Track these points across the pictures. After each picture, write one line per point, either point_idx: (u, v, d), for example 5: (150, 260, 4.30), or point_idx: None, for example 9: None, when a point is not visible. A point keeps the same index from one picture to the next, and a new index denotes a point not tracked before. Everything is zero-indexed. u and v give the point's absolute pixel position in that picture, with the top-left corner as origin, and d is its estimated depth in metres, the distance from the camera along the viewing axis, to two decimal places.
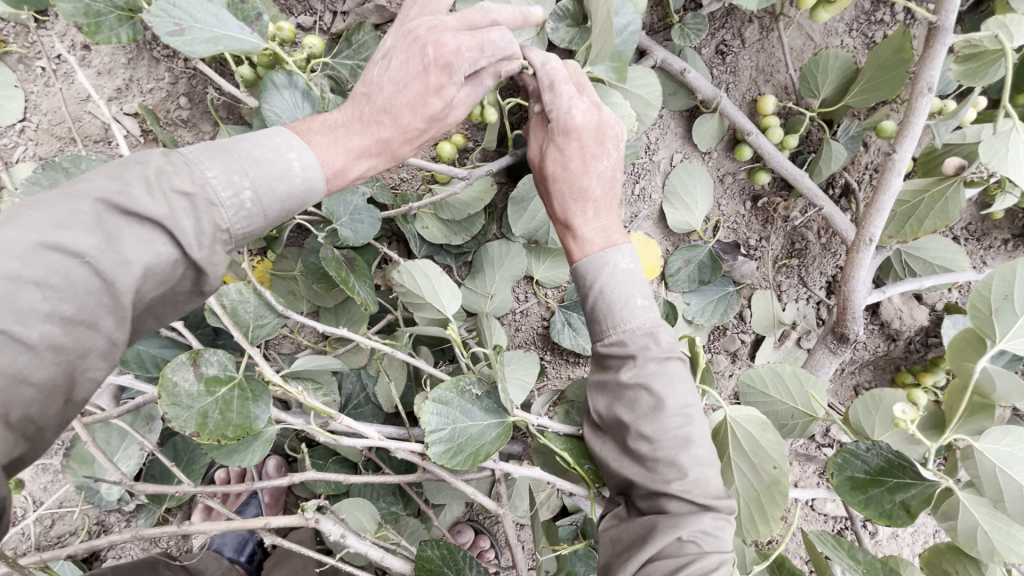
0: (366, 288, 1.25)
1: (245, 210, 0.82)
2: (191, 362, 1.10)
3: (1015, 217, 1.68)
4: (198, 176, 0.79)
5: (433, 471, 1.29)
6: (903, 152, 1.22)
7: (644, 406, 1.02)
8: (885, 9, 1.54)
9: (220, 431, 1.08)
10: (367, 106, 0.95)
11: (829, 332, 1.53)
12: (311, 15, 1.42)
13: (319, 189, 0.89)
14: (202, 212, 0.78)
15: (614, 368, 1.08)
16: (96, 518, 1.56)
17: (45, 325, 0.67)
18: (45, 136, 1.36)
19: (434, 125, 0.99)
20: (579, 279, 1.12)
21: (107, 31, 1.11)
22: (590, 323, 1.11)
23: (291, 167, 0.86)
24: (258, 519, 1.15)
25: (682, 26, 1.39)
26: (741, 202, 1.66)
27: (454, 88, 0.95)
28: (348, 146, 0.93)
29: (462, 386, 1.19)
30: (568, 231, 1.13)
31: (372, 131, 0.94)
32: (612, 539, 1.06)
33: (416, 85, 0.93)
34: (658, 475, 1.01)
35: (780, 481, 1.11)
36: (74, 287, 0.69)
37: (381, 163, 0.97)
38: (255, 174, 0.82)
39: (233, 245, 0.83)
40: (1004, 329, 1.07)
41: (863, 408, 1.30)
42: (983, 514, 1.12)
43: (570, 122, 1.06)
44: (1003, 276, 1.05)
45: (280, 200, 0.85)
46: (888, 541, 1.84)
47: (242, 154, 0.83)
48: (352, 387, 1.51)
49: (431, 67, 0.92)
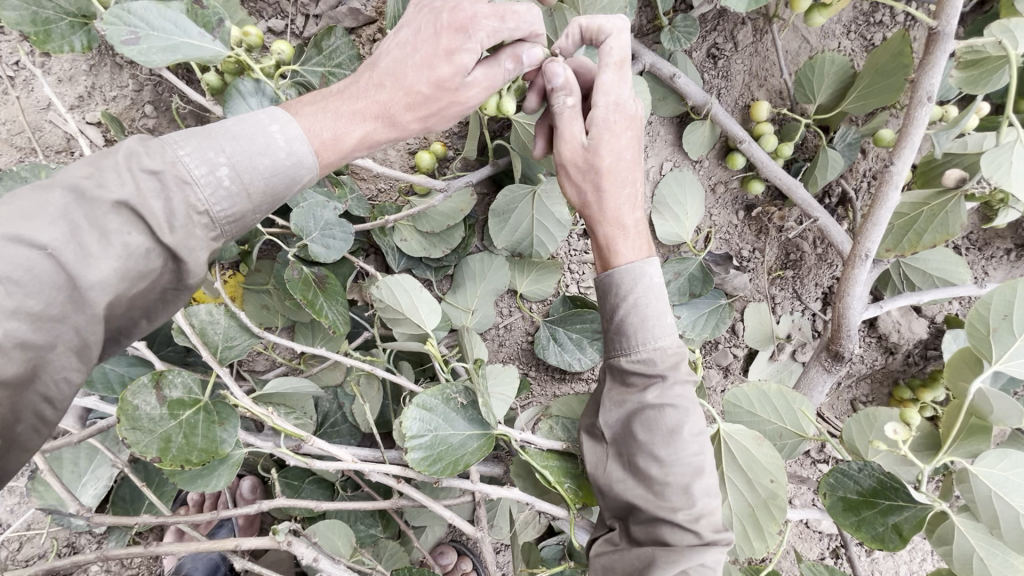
0: (338, 308, 1.19)
1: (224, 188, 0.75)
2: (153, 384, 1.04)
3: (1019, 227, 1.62)
4: (169, 154, 0.73)
5: (410, 495, 1.22)
6: (901, 164, 1.16)
7: (664, 427, 0.95)
8: (884, 11, 1.47)
9: (184, 457, 1.01)
10: (367, 76, 0.85)
11: (824, 349, 1.46)
12: (282, 19, 1.35)
13: (310, 163, 0.80)
14: (172, 192, 0.72)
15: (635, 390, 1.00)
16: (65, 540, 1.51)
17: (9, 322, 0.63)
18: (4, 147, 1.30)
19: (444, 94, 0.85)
20: (621, 285, 1.00)
21: (59, 40, 1.05)
22: (619, 335, 1.00)
23: (274, 142, 0.78)
24: (227, 542, 1.10)
25: (672, 29, 1.33)
26: (733, 212, 1.60)
27: (469, 54, 0.83)
28: (338, 113, 0.83)
29: (447, 394, 1.13)
30: (615, 229, 1.01)
31: (372, 95, 0.83)
32: (603, 567, 0.98)
33: (424, 48, 0.83)
34: (666, 501, 0.94)
35: (778, 494, 1.06)
36: (40, 282, 0.65)
37: (380, 129, 0.84)
38: (232, 149, 0.76)
39: (215, 230, 0.76)
40: (1001, 351, 1.01)
41: (857, 426, 1.25)
42: (979, 540, 1.07)
43: (623, 109, 0.97)
44: (1001, 294, 0.99)
45: (263, 175, 0.77)
46: (885, 560, 1.78)
47: (219, 131, 0.76)
48: (329, 406, 1.44)
49: (443, 31, 0.82)
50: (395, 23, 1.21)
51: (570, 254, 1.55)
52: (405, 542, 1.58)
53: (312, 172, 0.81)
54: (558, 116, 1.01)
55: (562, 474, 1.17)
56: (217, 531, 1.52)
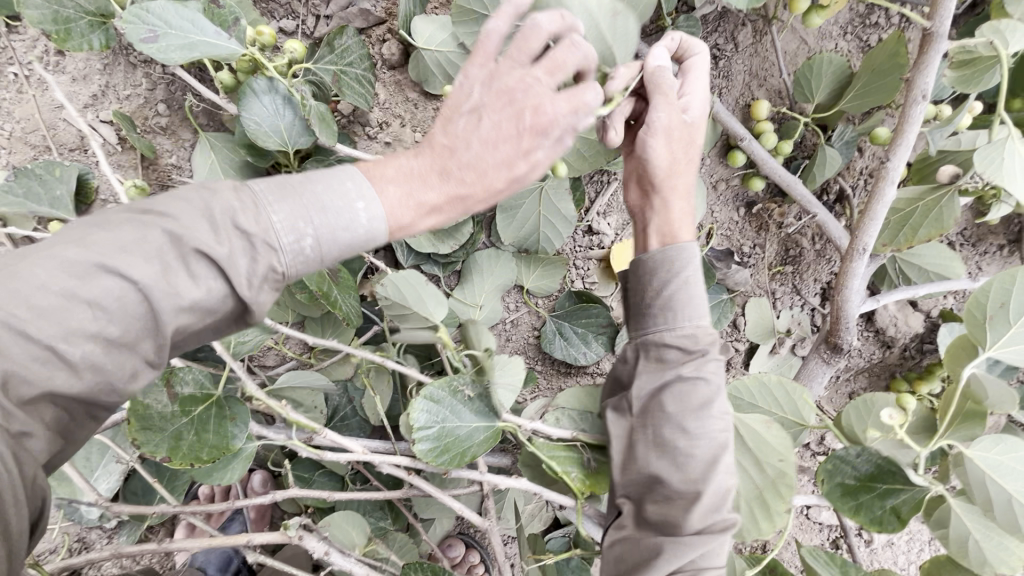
0: (351, 301, 1.23)
1: (304, 256, 0.74)
2: (165, 383, 1.03)
3: (1010, 223, 1.67)
4: (265, 217, 0.72)
5: (420, 488, 1.23)
6: (897, 160, 1.19)
7: (696, 401, 0.97)
8: (879, 13, 1.52)
9: (194, 455, 1.01)
10: (447, 159, 0.78)
11: (822, 342, 1.49)
12: (293, 19, 1.37)
13: (382, 243, 0.78)
14: (259, 255, 0.71)
15: (672, 364, 1.00)
16: (77, 536, 1.52)
17: (85, 345, 0.63)
18: (18, 144, 1.32)
19: (516, 187, 0.81)
20: (677, 261, 0.99)
21: (78, 38, 1.07)
22: (665, 309, 0.99)
23: (356, 219, 0.75)
24: (241, 535, 1.11)
25: (676, 30, 1.38)
26: (734, 209, 1.64)
27: (543, 152, 0.80)
28: (421, 199, 0.78)
29: (454, 386, 1.15)
30: (676, 210, 1.02)
31: (451, 183, 0.78)
32: (615, 558, 1.00)
33: (504, 147, 0.77)
34: (688, 476, 0.95)
35: (787, 473, 1.09)
36: (124, 312, 0.65)
37: (453, 216, 0.80)
38: (321, 222, 0.74)
39: (284, 285, 0.75)
40: (996, 337, 1.05)
41: (856, 413, 1.27)
42: (975, 523, 1.10)
43: (703, 110, 1.06)
44: (1000, 283, 1.02)
45: (341, 249, 0.76)
46: (883, 550, 1.82)
47: (312, 198, 0.74)
48: (339, 400, 1.46)
49: (524, 134, 0.77)
50: (406, 24, 1.26)
51: (576, 250, 1.58)
52: (414, 534, 1.60)
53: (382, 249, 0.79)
54: (654, 88, 1.00)
55: (572, 465, 1.19)
56: (227, 525, 1.53)
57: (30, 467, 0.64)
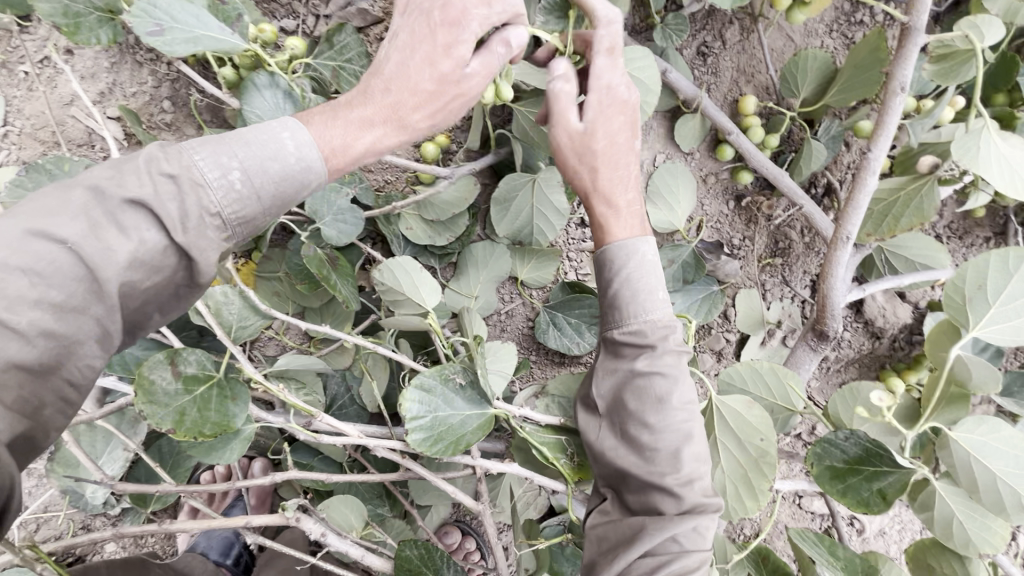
0: (350, 287, 1.26)
1: (235, 191, 0.80)
2: (169, 360, 1.02)
3: (996, 215, 1.71)
4: (186, 158, 0.79)
5: (414, 471, 1.25)
6: (877, 151, 1.24)
7: (652, 395, 0.99)
8: (864, 11, 1.58)
9: (196, 429, 0.99)
10: (373, 81, 0.91)
11: (809, 331, 1.53)
12: (294, 19, 1.42)
13: (318, 169, 0.87)
14: (186, 195, 0.77)
15: (627, 359, 1.03)
16: (82, 522, 1.56)
17: (31, 312, 0.69)
18: (28, 140, 1.37)
19: (447, 88, 0.92)
20: (613, 262, 1.04)
21: (87, 33, 1.12)
22: (612, 308, 1.04)
23: (284, 147, 0.84)
24: (240, 518, 1.14)
25: (664, 26, 1.41)
26: (724, 202, 1.68)
27: (465, 45, 0.90)
28: (348, 122, 0.89)
29: (445, 374, 1.16)
30: (608, 209, 1.05)
31: (380, 100, 0.90)
32: (597, 538, 1.04)
33: (423, 49, 0.90)
34: (654, 466, 0.98)
35: (768, 452, 1.12)
36: (61, 273, 0.71)
37: (390, 132, 0.91)
38: (244, 155, 0.81)
39: (228, 231, 0.81)
40: (977, 318, 1.07)
41: (842, 401, 1.31)
42: (959, 505, 1.12)
43: (615, 94, 1.04)
44: (975, 267, 1.07)
45: (274, 179, 0.83)
46: (875, 539, 1.86)
47: (234, 137, 0.82)
48: (337, 388, 1.49)
49: (438, 29, 0.89)
50: None
51: (569, 242, 1.62)
52: (411, 522, 1.63)
53: (321, 177, 0.87)
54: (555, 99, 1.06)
55: (563, 448, 1.20)
56: (230, 511, 1.58)
57: None
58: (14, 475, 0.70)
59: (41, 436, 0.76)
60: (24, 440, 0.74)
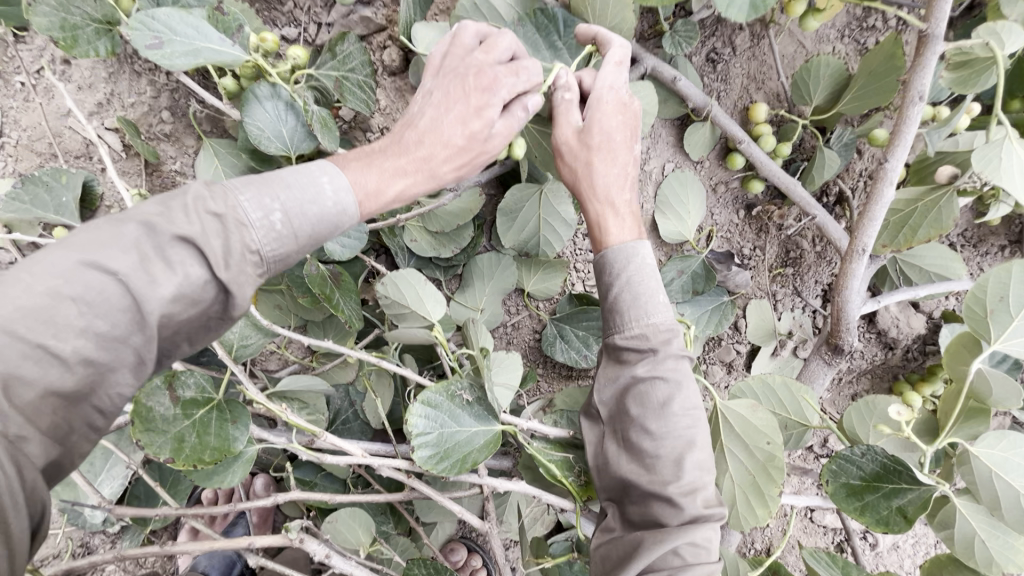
0: (352, 304, 1.24)
1: (276, 232, 0.78)
2: (167, 386, 0.97)
3: (1011, 223, 1.67)
4: (231, 198, 0.76)
5: (421, 491, 1.21)
6: (895, 161, 1.20)
7: (653, 400, 0.94)
8: (877, 16, 1.54)
9: (196, 456, 0.95)
10: (406, 133, 0.92)
11: (823, 343, 1.49)
12: (296, 27, 1.39)
13: (353, 213, 0.85)
14: (231, 233, 0.74)
15: (629, 364, 0.98)
16: (80, 540, 1.53)
17: (77, 341, 0.66)
18: (24, 152, 1.34)
19: (474, 146, 0.93)
20: (614, 265, 0.99)
21: (85, 45, 1.10)
22: (612, 313, 0.99)
23: (322, 192, 0.82)
24: (243, 539, 1.10)
25: (673, 34, 1.38)
26: (734, 211, 1.65)
27: (494, 108, 0.92)
28: (382, 169, 0.89)
29: (452, 391, 1.11)
30: (605, 210, 1.01)
31: (413, 152, 0.90)
32: (602, 557, 0.99)
33: (457, 107, 0.91)
34: (656, 475, 0.93)
35: (777, 456, 1.07)
36: (108, 304, 0.67)
37: (420, 181, 0.91)
38: (286, 198, 0.79)
39: (265, 269, 0.78)
40: (1000, 330, 1.04)
41: (857, 414, 1.28)
42: (981, 522, 1.09)
43: (617, 96, 1.03)
44: (998, 276, 1.03)
45: (312, 222, 0.81)
46: (888, 553, 1.83)
47: (277, 180, 0.80)
48: (340, 403, 1.46)
49: (471, 91, 0.91)
50: (406, 31, 1.22)
51: (576, 253, 1.58)
52: (417, 539, 1.60)
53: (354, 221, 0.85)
54: (555, 106, 1.06)
55: (570, 467, 1.16)
56: (231, 529, 1.55)
57: (28, 473, 0.65)
58: (45, 500, 0.67)
59: (68, 461, 0.71)
60: (57, 465, 0.70)
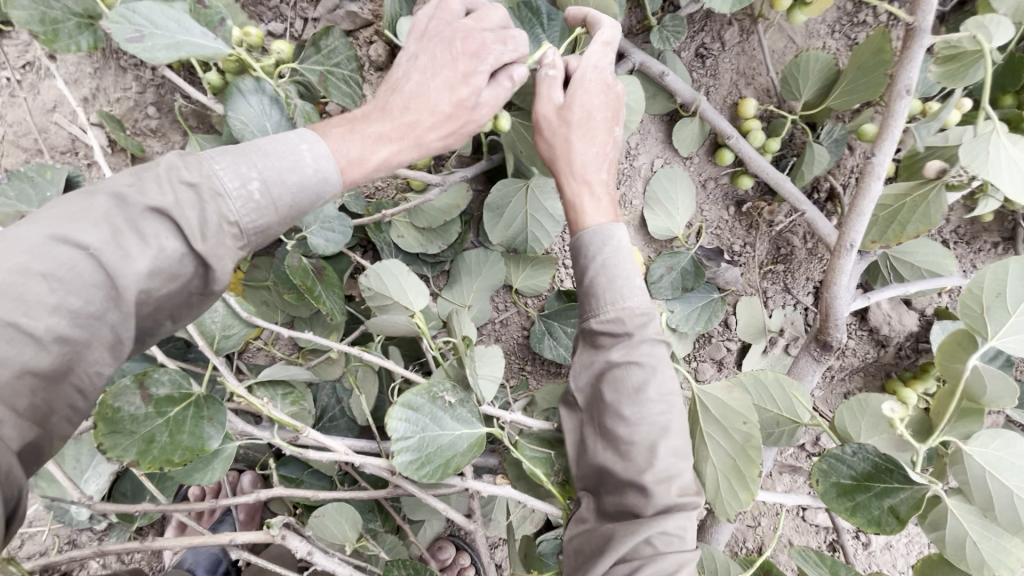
0: (335, 298, 1.23)
1: (254, 202, 0.77)
2: (137, 384, 0.96)
3: (1004, 220, 1.66)
4: (205, 168, 0.75)
5: (405, 488, 1.20)
6: (881, 156, 1.19)
7: (629, 386, 0.93)
8: (867, 11, 1.53)
9: (165, 458, 0.94)
10: (390, 98, 0.90)
11: (812, 340, 1.47)
12: (282, 22, 1.39)
13: (335, 180, 0.83)
14: (207, 203, 0.74)
15: (604, 350, 0.97)
16: (67, 537, 1.53)
17: (50, 318, 0.65)
18: (10, 148, 1.34)
19: (461, 114, 0.92)
20: (590, 247, 0.98)
21: (66, 39, 1.09)
22: (588, 295, 0.99)
23: (302, 159, 0.81)
24: (225, 535, 1.09)
25: (661, 29, 1.37)
26: (725, 207, 1.65)
27: (481, 75, 0.90)
28: (365, 135, 0.87)
29: (435, 392, 1.08)
30: (581, 190, 1.00)
31: (397, 117, 0.89)
32: (575, 550, 0.99)
33: (443, 73, 0.89)
34: (632, 462, 0.92)
35: (753, 436, 1.06)
36: (81, 280, 0.67)
37: (405, 149, 0.89)
38: (264, 166, 0.78)
39: (245, 240, 0.78)
40: (997, 327, 1.02)
41: (849, 413, 1.26)
42: (973, 523, 1.07)
43: (601, 75, 1.01)
44: (994, 272, 1.02)
45: (291, 191, 0.80)
46: (881, 552, 1.82)
47: (254, 149, 0.79)
48: (328, 399, 1.45)
49: (459, 57, 0.90)
50: (391, 25, 1.22)
51: (565, 249, 1.58)
52: (405, 537, 1.60)
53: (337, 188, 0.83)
54: (537, 82, 1.05)
55: (551, 465, 1.13)
56: (218, 526, 1.55)
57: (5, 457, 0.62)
58: (21, 490, 0.66)
59: (47, 445, 0.71)
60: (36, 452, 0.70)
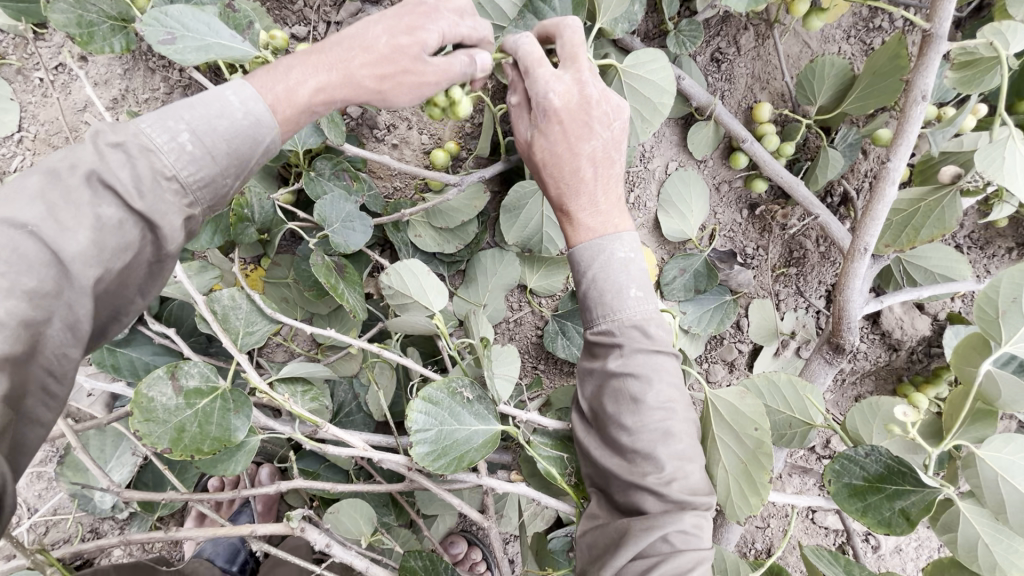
0: (356, 295, 1.25)
1: (188, 153, 0.77)
2: (169, 375, 1.00)
3: (1018, 225, 1.67)
4: (131, 128, 0.76)
5: (421, 483, 1.21)
6: (897, 160, 1.20)
7: (627, 396, 0.95)
8: (882, 17, 1.55)
9: (197, 445, 0.97)
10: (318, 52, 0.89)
11: (824, 343, 1.48)
12: (305, 25, 1.42)
13: (268, 122, 0.83)
14: (137, 160, 0.74)
15: (601, 358, 1.00)
16: (90, 526, 1.57)
17: (9, 301, 0.65)
18: (42, 146, 1.38)
19: (402, 57, 0.88)
20: (581, 262, 1.01)
21: (100, 41, 1.13)
22: (584, 308, 1.02)
23: (229, 104, 0.80)
24: (247, 526, 1.08)
25: (677, 33, 1.39)
26: (738, 210, 1.66)
27: (429, 31, 0.89)
28: (292, 69, 0.86)
29: (453, 387, 1.10)
30: (566, 220, 1.05)
31: (331, 54, 0.88)
32: (588, 545, 1.00)
33: (387, 22, 0.89)
34: (640, 467, 0.94)
35: (764, 443, 1.06)
36: (28, 259, 0.67)
37: (337, 81, 0.87)
38: (191, 116, 0.78)
39: (189, 196, 0.78)
40: (1011, 332, 1.00)
41: (861, 415, 1.27)
42: (984, 526, 1.07)
43: (550, 104, 0.98)
44: (1010, 279, 0.99)
45: (225, 137, 0.79)
46: (891, 556, 1.84)
47: (180, 103, 0.79)
48: (345, 395, 1.48)
49: (407, 13, 0.90)
50: None
51: None
52: (419, 531, 1.64)
53: (272, 129, 0.83)
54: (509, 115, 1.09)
55: (564, 466, 1.13)
56: (236, 517, 1.59)
57: None
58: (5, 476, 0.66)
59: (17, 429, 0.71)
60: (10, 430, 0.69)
